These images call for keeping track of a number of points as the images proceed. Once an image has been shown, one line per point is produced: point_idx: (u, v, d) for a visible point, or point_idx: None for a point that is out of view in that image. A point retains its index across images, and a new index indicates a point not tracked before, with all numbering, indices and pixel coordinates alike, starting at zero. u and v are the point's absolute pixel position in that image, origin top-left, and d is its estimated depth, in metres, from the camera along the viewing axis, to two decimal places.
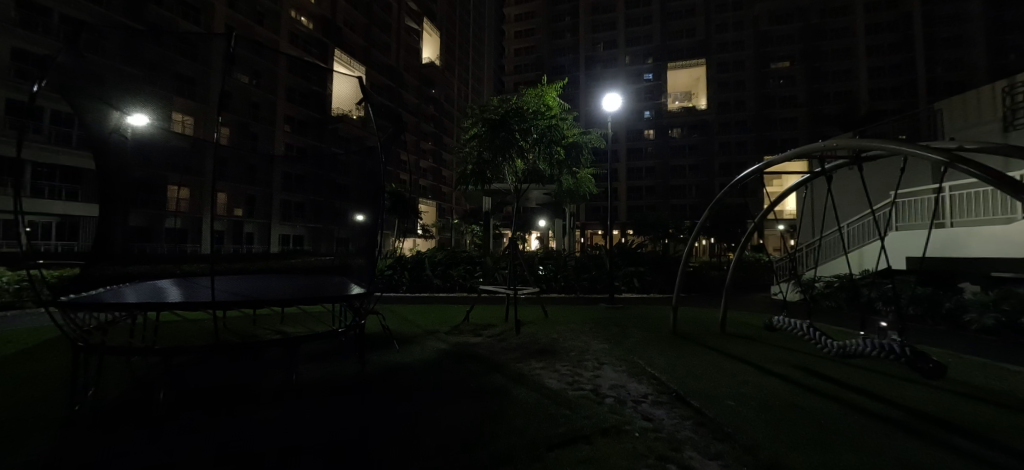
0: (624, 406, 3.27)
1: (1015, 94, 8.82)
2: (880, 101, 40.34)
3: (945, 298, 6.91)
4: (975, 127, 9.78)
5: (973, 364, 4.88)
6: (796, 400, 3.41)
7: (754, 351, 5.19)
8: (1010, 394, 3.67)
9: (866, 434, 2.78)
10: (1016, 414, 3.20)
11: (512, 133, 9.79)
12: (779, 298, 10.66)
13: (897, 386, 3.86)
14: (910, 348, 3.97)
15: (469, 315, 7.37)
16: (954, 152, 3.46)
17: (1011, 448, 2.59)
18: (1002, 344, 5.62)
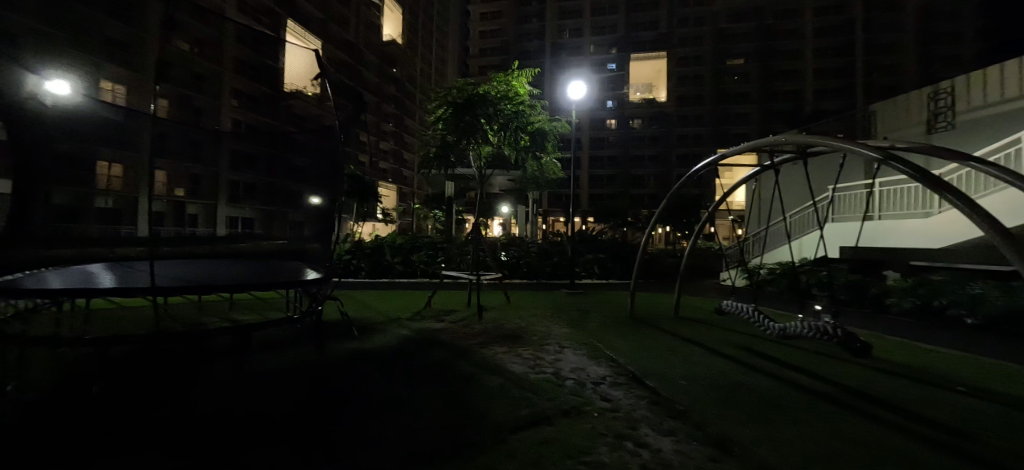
0: (584, 388, 3.37)
1: (938, 100, 9.80)
2: (822, 100, 43.19)
3: (872, 285, 7.58)
4: (902, 129, 10.78)
5: (893, 343, 5.42)
6: (742, 379, 3.64)
7: (705, 334, 5.48)
8: (924, 370, 4.10)
9: (804, 409, 3.01)
10: (927, 388, 3.59)
11: (478, 120, 9.80)
12: (728, 284, 11.30)
13: (829, 364, 4.21)
14: (841, 330, 4.34)
15: (431, 301, 7.30)
16: (887, 150, 3.72)
17: (926, 419, 2.89)
18: (918, 326, 6.26)
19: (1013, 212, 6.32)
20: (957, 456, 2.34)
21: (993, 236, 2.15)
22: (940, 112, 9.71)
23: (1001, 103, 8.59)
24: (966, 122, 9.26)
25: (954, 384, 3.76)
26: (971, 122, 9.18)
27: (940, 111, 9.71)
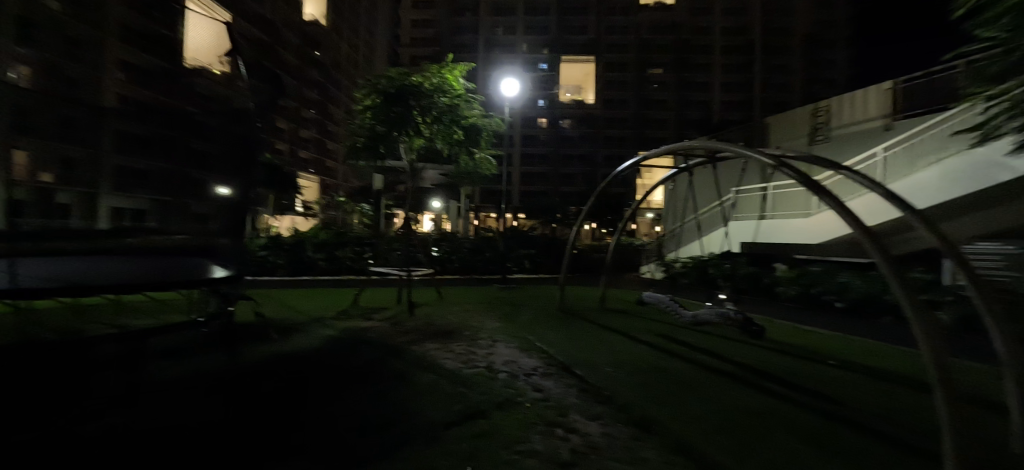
0: (516, 380, 3.45)
1: (818, 116, 11.33)
2: (728, 111, 47.96)
3: (765, 276, 8.62)
4: (791, 140, 12.32)
5: (781, 326, 6.23)
6: (659, 363, 3.95)
7: (627, 323, 5.87)
8: (802, 348, 4.79)
9: (710, 387, 3.36)
10: (806, 363, 4.18)
11: (410, 111, 9.55)
12: (647, 277, 12.19)
13: (731, 346, 4.72)
14: (741, 315, 4.89)
15: (359, 298, 6.98)
16: (778, 157, 4.22)
17: (805, 390, 3.37)
18: (801, 310, 7.25)
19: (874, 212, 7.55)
20: (829, 420, 2.75)
21: (855, 231, 2.50)
22: (819, 127, 11.27)
23: (863, 122, 10.19)
24: (837, 136, 10.81)
25: (827, 358, 4.41)
26: (841, 137, 10.77)
27: (819, 126, 11.27)
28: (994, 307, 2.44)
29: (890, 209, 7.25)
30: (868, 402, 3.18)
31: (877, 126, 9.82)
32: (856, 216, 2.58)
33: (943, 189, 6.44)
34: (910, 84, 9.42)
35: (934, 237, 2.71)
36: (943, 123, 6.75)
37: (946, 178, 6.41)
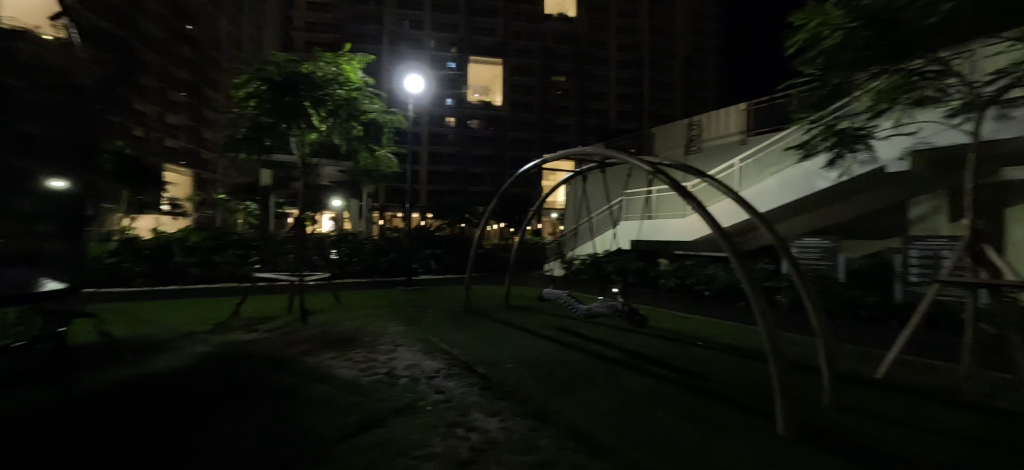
0: (418, 384, 3.38)
1: (692, 130, 12.95)
2: (621, 120, 52.41)
3: (650, 270, 9.63)
4: (671, 149, 13.88)
5: (663, 315, 7.01)
6: (558, 356, 4.19)
7: (530, 319, 6.11)
8: (677, 333, 5.45)
9: (601, 374, 3.65)
10: (680, 346, 4.76)
11: (302, 103, 8.80)
12: (550, 274, 12.85)
13: (620, 334, 5.20)
14: (627, 306, 5.38)
15: (241, 308, 6.26)
16: (657, 165, 4.74)
17: (678, 370, 3.84)
18: (678, 299, 8.26)
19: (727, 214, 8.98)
20: (696, 393, 3.18)
21: (713, 232, 2.88)
22: (693, 138, 12.84)
23: (727, 136, 11.86)
24: (706, 147, 12.47)
25: (697, 340, 5.09)
26: (710, 148, 12.40)
27: (694, 138, 12.84)
28: (811, 291, 3.05)
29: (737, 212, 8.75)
30: (726, 375, 3.75)
31: (736, 140, 11.53)
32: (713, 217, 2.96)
33: (782, 195, 7.77)
34: (760, 105, 11.18)
35: (770, 234, 3.27)
36: (781, 139, 8.07)
37: (784, 186, 7.73)
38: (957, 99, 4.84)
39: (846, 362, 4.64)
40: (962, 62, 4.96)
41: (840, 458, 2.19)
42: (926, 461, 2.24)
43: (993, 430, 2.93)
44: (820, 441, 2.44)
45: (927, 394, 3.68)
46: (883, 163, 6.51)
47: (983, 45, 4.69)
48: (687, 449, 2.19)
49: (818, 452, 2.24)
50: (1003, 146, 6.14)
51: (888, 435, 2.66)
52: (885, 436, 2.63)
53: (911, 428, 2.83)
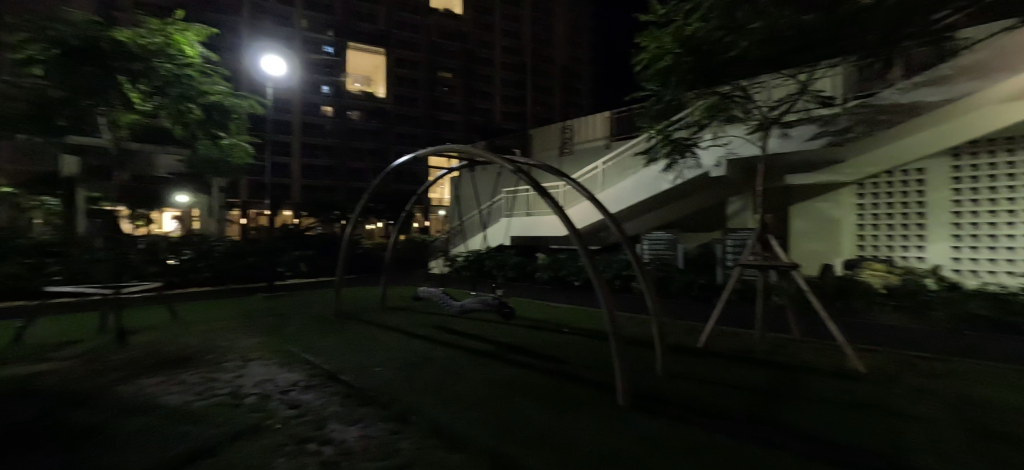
0: (268, 400, 3.05)
1: (566, 133, 13.97)
2: (505, 121, 54.13)
3: (527, 264, 10.17)
4: (547, 150, 14.77)
5: (538, 307, 7.57)
6: (431, 355, 4.16)
7: (405, 319, 5.96)
8: (545, 323, 5.86)
9: (471, 368, 3.73)
10: (547, 335, 5.13)
11: (114, 75, 6.99)
12: (433, 272, 12.79)
13: (494, 327, 5.44)
14: (499, 300, 5.60)
15: (27, 333, 4.92)
16: (522, 164, 4.97)
17: (542, 356, 4.13)
18: (551, 291, 8.90)
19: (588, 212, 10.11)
20: (555, 376, 3.47)
21: (570, 233, 3.12)
22: (567, 141, 13.87)
23: (594, 141, 13.08)
24: (577, 150, 13.58)
25: (564, 328, 5.60)
26: (580, 151, 13.52)
27: (567, 141, 13.87)
28: (647, 279, 3.82)
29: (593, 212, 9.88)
30: (583, 357, 4.17)
31: (601, 144, 12.83)
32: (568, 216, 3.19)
33: (635, 194, 8.86)
34: (620, 114, 12.55)
35: (617, 233, 3.88)
36: (633, 144, 9.09)
37: (637, 187, 8.84)
38: (752, 120, 6.21)
39: (678, 335, 5.52)
40: (756, 91, 6.32)
41: (663, 420, 2.61)
42: (722, 415, 2.80)
43: (770, 380, 3.79)
44: (651, 406, 2.87)
45: (732, 356, 4.58)
46: (706, 168, 7.90)
47: (769, 79, 6.05)
48: (543, 429, 2.38)
49: (648, 417, 2.63)
50: (785, 159, 7.88)
51: (701, 394, 3.26)
52: (698, 395, 3.21)
53: (717, 386, 3.51)
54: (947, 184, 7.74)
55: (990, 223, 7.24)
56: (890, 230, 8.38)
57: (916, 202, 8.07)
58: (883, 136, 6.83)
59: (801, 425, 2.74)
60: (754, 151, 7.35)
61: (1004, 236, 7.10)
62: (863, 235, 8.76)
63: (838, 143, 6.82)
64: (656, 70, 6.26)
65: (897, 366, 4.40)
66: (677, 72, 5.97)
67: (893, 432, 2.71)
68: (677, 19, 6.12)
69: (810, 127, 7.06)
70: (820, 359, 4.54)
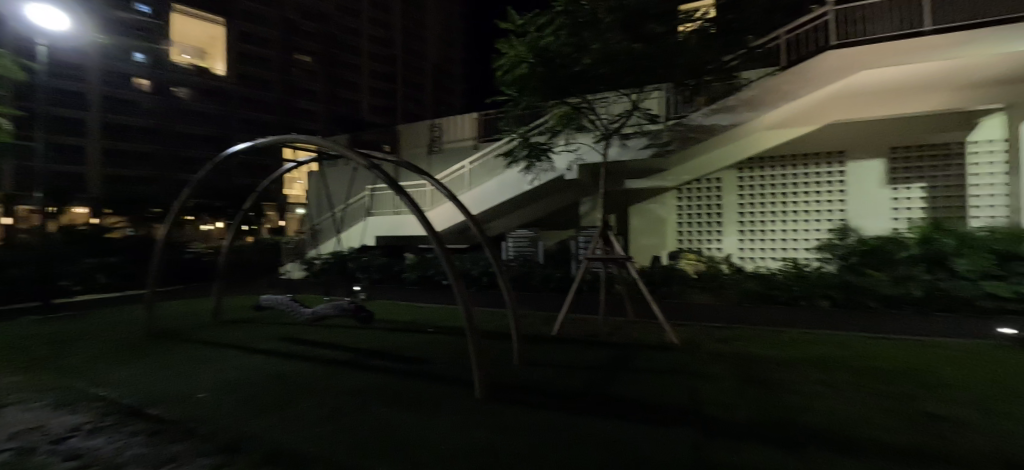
0: (32, 455, 2.34)
1: (434, 132, 13.83)
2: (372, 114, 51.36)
3: (394, 265, 9.84)
4: (413, 148, 14.38)
5: (407, 309, 7.46)
6: (273, 370, 3.72)
7: (242, 334, 5.21)
8: (405, 327, 5.74)
9: (320, 380, 3.44)
10: (407, 338, 5.06)
11: None
12: (287, 277, 11.55)
13: (351, 334, 5.17)
14: (354, 304, 5.28)
15: None
16: (374, 160, 4.66)
17: (400, 360, 4.04)
18: (419, 292, 8.81)
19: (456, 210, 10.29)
20: (413, 378, 3.42)
21: (428, 235, 3.05)
22: (435, 139, 13.74)
23: (463, 141, 13.25)
24: (445, 149, 13.59)
25: (428, 327, 5.80)
26: (449, 150, 13.55)
27: (436, 139, 13.74)
28: (505, 275, 4.05)
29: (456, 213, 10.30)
30: (444, 357, 4.19)
31: (469, 145, 13.09)
32: (426, 217, 3.11)
33: (500, 195, 9.28)
34: (487, 116, 12.93)
35: (477, 232, 4.00)
36: (496, 146, 9.43)
37: (502, 188, 9.25)
38: (597, 130, 7.01)
39: (537, 326, 5.95)
40: (601, 104, 7.14)
41: (515, 407, 2.78)
42: (566, 395, 3.11)
43: (608, 358, 4.35)
44: (504, 396, 3.03)
45: (579, 340, 5.14)
46: (560, 171, 8.65)
47: (610, 95, 6.89)
48: (395, 434, 2.32)
49: (501, 406, 2.78)
50: (624, 166, 9.08)
51: (550, 378, 3.58)
52: (547, 380, 3.50)
53: (565, 369, 3.89)
54: (734, 191, 10.02)
55: (758, 221, 9.78)
56: (699, 227, 10.39)
57: (717, 204, 10.18)
58: (698, 147, 8.38)
59: (627, 394, 3.21)
60: (598, 158, 8.33)
61: (766, 233, 9.72)
62: (682, 231, 10.58)
63: (662, 153, 8.12)
64: (514, 77, 6.61)
65: (700, 336, 5.46)
66: (533, 81, 6.41)
67: (691, 390, 3.36)
68: (533, 31, 6.56)
69: (642, 139, 8.26)
70: (647, 336, 5.38)
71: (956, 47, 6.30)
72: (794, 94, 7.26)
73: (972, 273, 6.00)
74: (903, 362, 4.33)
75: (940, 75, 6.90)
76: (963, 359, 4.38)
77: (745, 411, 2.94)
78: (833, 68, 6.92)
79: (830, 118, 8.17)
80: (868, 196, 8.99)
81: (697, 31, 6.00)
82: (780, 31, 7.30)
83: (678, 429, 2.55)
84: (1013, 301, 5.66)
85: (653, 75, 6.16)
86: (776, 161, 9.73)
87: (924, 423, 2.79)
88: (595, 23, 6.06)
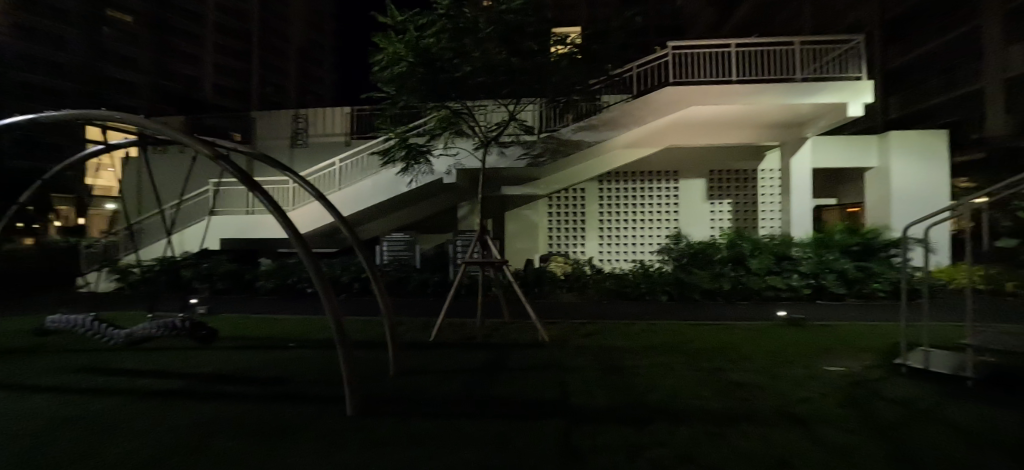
0: None
1: (298, 122, 12.46)
2: None
3: (245, 272, 8.61)
4: (271, 138, 12.71)
5: (261, 322, 6.59)
6: (67, 411, 2.89)
7: (16, 369, 3.96)
8: (259, 344, 5.06)
9: (139, 416, 2.78)
10: (263, 357, 4.47)
11: None
12: (90, 289, 9.19)
13: (183, 359, 4.34)
14: (191, 321, 4.45)
15: None
16: (219, 149, 3.85)
17: (254, 382, 3.53)
18: (277, 302, 7.87)
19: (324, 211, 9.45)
20: (271, 401, 3.02)
21: (289, 237, 2.46)
22: (299, 132, 12.39)
23: (333, 136, 12.26)
24: (311, 143, 12.37)
25: (288, 342, 5.23)
26: (316, 146, 12.37)
27: (300, 132, 12.39)
28: (380, 282, 3.84)
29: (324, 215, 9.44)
30: (309, 374, 3.80)
31: (340, 140, 12.17)
32: (286, 215, 2.50)
33: (374, 196, 8.81)
34: (361, 113, 12.20)
35: (350, 236, 3.72)
36: (371, 144, 8.97)
37: (377, 189, 8.79)
38: (477, 136, 7.12)
39: (413, 332, 5.79)
40: (480, 111, 7.27)
41: (391, 419, 2.65)
42: (445, 400, 3.09)
43: (486, 360, 4.46)
44: (379, 409, 2.86)
45: (457, 344, 5.16)
46: (439, 175, 8.61)
47: (489, 103, 7.06)
48: (245, 460, 2.02)
49: (377, 419, 2.63)
50: (501, 172, 9.43)
51: (429, 385, 3.52)
52: (426, 387, 3.44)
53: (444, 374, 3.86)
54: (595, 200, 11.13)
55: (614, 228, 11.06)
56: (566, 232, 11.23)
57: (581, 211, 11.15)
58: (568, 159, 9.12)
59: (504, 392, 3.35)
60: (477, 164, 8.53)
61: (620, 242, 11.05)
62: (552, 236, 11.24)
63: (535, 163, 8.70)
64: (392, 74, 6.37)
65: (567, 333, 5.95)
66: (412, 80, 6.26)
67: (560, 383, 3.66)
68: (413, 30, 6.43)
69: (518, 149, 8.69)
70: (521, 335, 5.68)
71: (752, 95, 8.14)
72: (644, 118, 8.42)
73: (761, 270, 7.75)
74: (718, 342, 5.37)
75: (738, 116, 8.86)
76: (754, 337, 5.63)
77: (606, 396, 3.30)
78: (672, 99, 8.24)
79: (666, 142, 9.83)
80: (693, 208, 10.94)
81: (567, 53, 6.58)
82: (633, 63, 8.47)
83: (550, 419, 2.74)
84: (785, 290, 7.47)
85: (528, 88, 6.56)
86: (628, 175, 11.12)
87: (731, 389, 3.51)
88: (475, 31, 6.21)
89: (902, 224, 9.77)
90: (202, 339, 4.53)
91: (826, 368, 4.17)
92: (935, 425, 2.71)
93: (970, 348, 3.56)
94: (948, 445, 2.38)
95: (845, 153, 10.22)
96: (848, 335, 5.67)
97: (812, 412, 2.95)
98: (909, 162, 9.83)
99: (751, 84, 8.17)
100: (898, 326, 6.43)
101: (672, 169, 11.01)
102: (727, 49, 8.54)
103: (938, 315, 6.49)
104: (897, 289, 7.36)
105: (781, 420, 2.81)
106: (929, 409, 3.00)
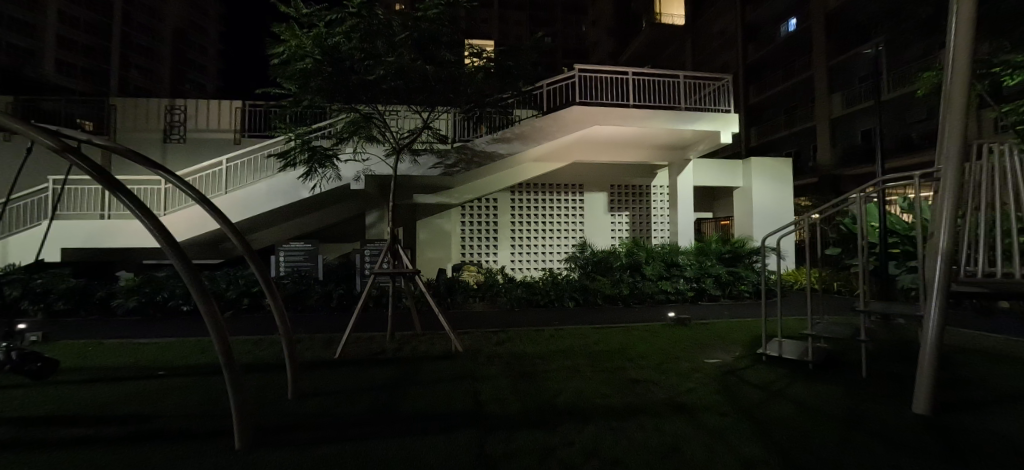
0: None
1: (173, 114, 10.83)
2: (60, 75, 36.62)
3: (98, 288, 7.27)
4: (136, 131, 10.81)
5: (119, 349, 5.55)
6: None
7: None
8: (116, 377, 4.27)
9: None
10: (128, 388, 3.85)
11: None
12: None
13: (7, 401, 3.48)
14: (15, 353, 3.60)
15: None
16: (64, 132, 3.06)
17: (108, 420, 2.99)
18: (142, 322, 6.78)
19: (204, 218, 8.33)
20: (132, 442, 2.56)
21: (164, 247, 2.00)
22: (174, 125, 10.78)
23: (219, 132, 10.92)
24: (191, 139, 10.87)
25: (156, 371, 4.50)
26: (197, 142, 10.90)
27: (175, 125, 10.79)
28: (276, 297, 3.43)
29: (206, 221, 8.31)
30: (185, 406, 3.31)
31: (228, 138, 10.90)
32: (157, 220, 2.04)
33: (269, 201, 8.00)
34: (255, 109, 11.09)
35: (240, 246, 3.27)
36: (267, 145, 8.24)
37: (272, 193, 8.00)
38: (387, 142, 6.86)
39: (314, 351, 5.34)
40: (391, 116, 7.03)
41: (288, 451, 2.38)
42: (348, 423, 2.88)
43: (395, 374, 4.31)
44: (272, 438, 2.58)
45: (363, 360, 4.91)
46: (346, 181, 8.17)
47: (401, 109, 6.86)
48: None
49: (268, 453, 2.33)
50: (412, 180, 9.20)
51: (333, 406, 3.27)
52: (329, 408, 3.23)
53: (348, 394, 3.62)
54: (507, 211, 11.38)
55: (526, 237, 11.42)
56: (480, 242, 11.29)
57: (493, 221, 11.31)
58: (482, 170, 9.27)
59: (413, 407, 3.25)
60: (386, 171, 8.26)
61: (530, 251, 11.43)
62: (465, 245, 11.22)
63: (449, 172, 8.74)
64: (294, 70, 5.89)
65: (478, 341, 5.97)
66: (318, 79, 5.86)
67: (474, 393, 3.65)
68: (320, 25, 6.04)
69: (432, 157, 8.60)
70: (432, 347, 5.56)
71: (647, 118, 9.02)
72: (553, 134, 8.86)
73: (654, 275, 8.65)
74: (617, 343, 5.81)
75: (635, 137, 9.79)
76: (649, 337, 6.22)
77: (519, 404, 3.36)
78: (578, 118, 8.80)
79: (573, 158, 10.51)
80: (596, 220, 11.77)
81: (481, 66, 6.69)
82: (544, 81, 8.87)
83: (462, 431, 2.72)
84: (672, 294, 8.41)
85: (442, 97, 6.53)
86: (538, 188, 11.55)
87: (633, 386, 3.82)
88: (389, 35, 6.05)
89: (760, 235, 11.56)
90: (34, 375, 3.69)
91: (706, 361, 4.76)
92: (787, 403, 3.24)
93: (810, 338, 4.31)
94: (795, 420, 2.86)
95: (720, 174, 11.75)
96: (722, 331, 6.54)
97: (696, 402, 3.33)
98: (765, 184, 11.70)
99: (645, 110, 9.08)
100: (757, 319, 7.62)
101: (579, 183, 11.72)
102: (626, 75, 9.38)
103: (787, 311, 7.80)
104: (758, 290, 8.74)
105: (672, 410, 3.14)
106: (779, 390, 3.59)
